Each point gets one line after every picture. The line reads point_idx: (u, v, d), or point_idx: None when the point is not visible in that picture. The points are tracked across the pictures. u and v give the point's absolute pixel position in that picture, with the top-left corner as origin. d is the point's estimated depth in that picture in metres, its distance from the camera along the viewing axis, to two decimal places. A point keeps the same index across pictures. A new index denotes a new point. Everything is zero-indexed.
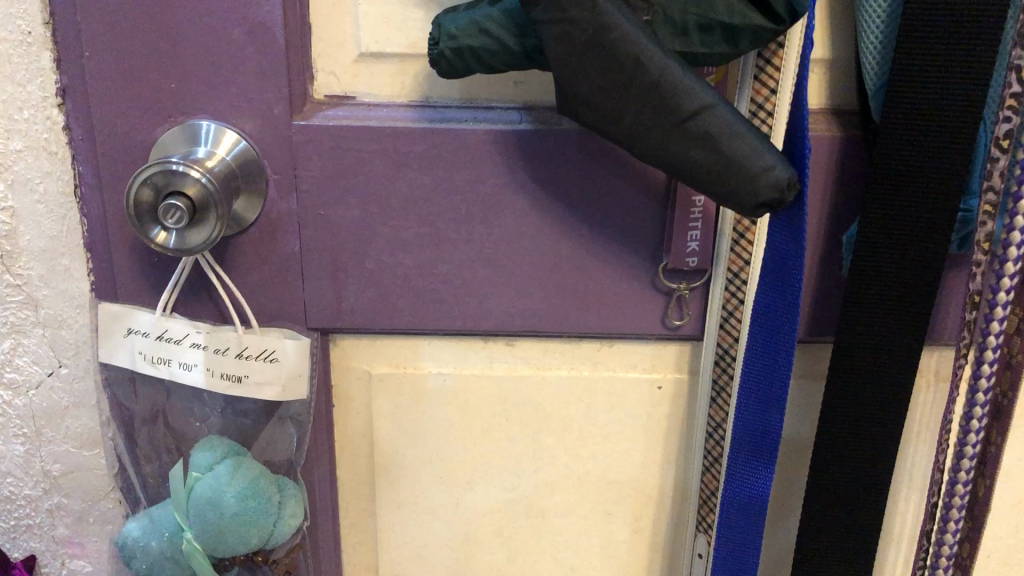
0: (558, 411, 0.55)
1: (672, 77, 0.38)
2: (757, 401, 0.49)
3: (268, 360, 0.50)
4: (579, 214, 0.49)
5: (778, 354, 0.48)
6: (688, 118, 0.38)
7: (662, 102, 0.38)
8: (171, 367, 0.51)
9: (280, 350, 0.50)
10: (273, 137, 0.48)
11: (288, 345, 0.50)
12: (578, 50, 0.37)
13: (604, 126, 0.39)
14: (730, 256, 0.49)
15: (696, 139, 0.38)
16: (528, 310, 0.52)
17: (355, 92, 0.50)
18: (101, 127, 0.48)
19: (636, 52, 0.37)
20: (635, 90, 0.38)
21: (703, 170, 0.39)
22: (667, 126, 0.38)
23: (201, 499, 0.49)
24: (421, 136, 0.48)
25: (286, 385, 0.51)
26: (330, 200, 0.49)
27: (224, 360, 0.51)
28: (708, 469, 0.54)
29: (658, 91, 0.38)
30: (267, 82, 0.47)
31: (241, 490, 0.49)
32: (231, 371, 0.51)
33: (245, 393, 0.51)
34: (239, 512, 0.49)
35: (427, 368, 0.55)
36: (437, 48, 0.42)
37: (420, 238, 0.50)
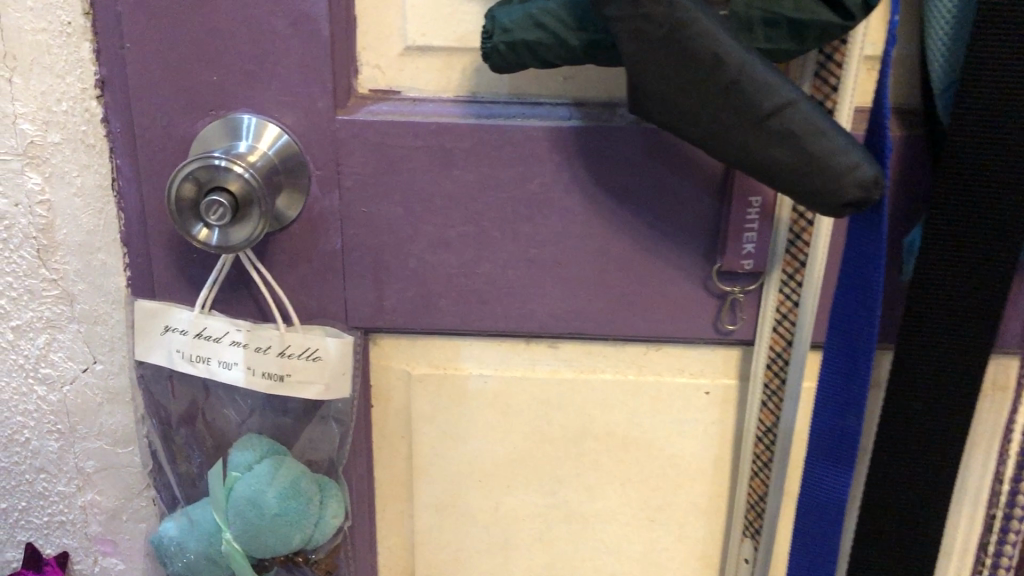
0: (602, 415, 0.54)
1: (752, 73, 0.39)
2: (834, 406, 0.48)
3: (310, 359, 0.49)
4: (630, 214, 0.48)
5: (856, 359, 0.47)
6: (769, 118, 0.39)
7: (743, 102, 0.39)
8: (210, 365, 0.50)
9: (322, 349, 0.49)
10: (315, 132, 0.47)
11: (331, 343, 0.49)
12: (654, 45, 0.39)
13: (684, 127, 0.41)
14: (786, 257, 0.47)
15: (779, 137, 0.39)
16: (574, 312, 0.50)
17: (400, 86, 0.48)
18: (142, 121, 0.47)
19: (714, 48, 0.38)
20: (715, 86, 0.39)
21: (788, 168, 0.40)
22: (749, 123, 0.39)
23: (241, 500, 0.48)
24: (468, 132, 0.46)
25: (329, 384, 0.50)
26: (374, 197, 0.48)
27: (266, 359, 0.49)
28: (757, 473, 0.53)
29: (738, 91, 0.39)
30: (310, 75, 0.46)
31: (282, 490, 0.48)
32: (273, 369, 0.49)
33: (287, 392, 0.50)
34: (280, 513, 0.48)
35: (469, 369, 0.53)
36: (491, 42, 0.41)
37: (464, 237, 0.49)
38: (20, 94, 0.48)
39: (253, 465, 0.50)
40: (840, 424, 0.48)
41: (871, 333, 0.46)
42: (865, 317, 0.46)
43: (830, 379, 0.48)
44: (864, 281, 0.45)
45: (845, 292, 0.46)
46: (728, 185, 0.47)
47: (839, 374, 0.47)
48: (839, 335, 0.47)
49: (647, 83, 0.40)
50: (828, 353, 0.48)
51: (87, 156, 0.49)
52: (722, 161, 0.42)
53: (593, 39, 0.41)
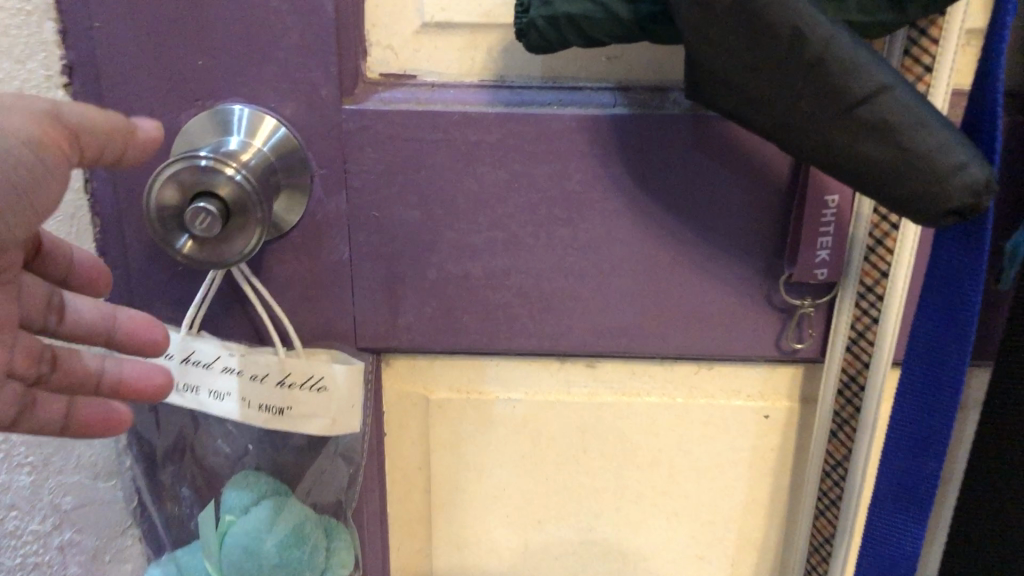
0: (647, 442, 0.48)
1: (839, 51, 0.31)
2: (909, 446, 0.41)
3: (314, 390, 0.43)
4: (681, 216, 0.42)
5: (941, 392, 0.39)
6: (858, 107, 0.31)
7: (825, 86, 0.31)
8: (199, 395, 0.44)
9: (328, 378, 0.42)
10: (319, 124, 0.40)
11: (338, 371, 0.42)
12: (719, 17, 0.31)
13: (753, 116, 0.33)
14: (864, 267, 0.41)
15: (869, 130, 0.31)
16: (617, 328, 0.44)
17: (417, 70, 0.42)
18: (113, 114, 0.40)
19: (793, 21, 0.30)
20: (793, 67, 0.31)
21: (879, 168, 0.32)
22: (833, 113, 0.31)
23: (236, 549, 0.42)
24: (497, 123, 0.40)
25: (335, 418, 0.43)
26: (387, 199, 0.41)
27: (263, 389, 0.43)
28: (822, 512, 0.46)
29: (820, 72, 0.31)
30: (312, 58, 0.39)
31: (282, 538, 0.42)
32: (273, 402, 0.43)
33: (286, 428, 0.43)
34: (280, 564, 0.42)
35: (495, 392, 0.47)
36: (529, 15, 0.35)
37: (491, 244, 0.42)
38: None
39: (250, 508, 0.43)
40: (916, 466, 0.41)
41: (961, 364, 0.39)
42: (952, 346, 0.39)
43: (902, 415, 0.41)
44: (954, 304, 0.38)
45: (926, 316, 0.39)
46: (802, 182, 0.40)
47: (917, 411, 0.40)
48: (917, 366, 0.40)
49: (712, 61, 0.32)
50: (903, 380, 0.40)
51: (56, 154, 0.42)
52: (798, 159, 0.34)
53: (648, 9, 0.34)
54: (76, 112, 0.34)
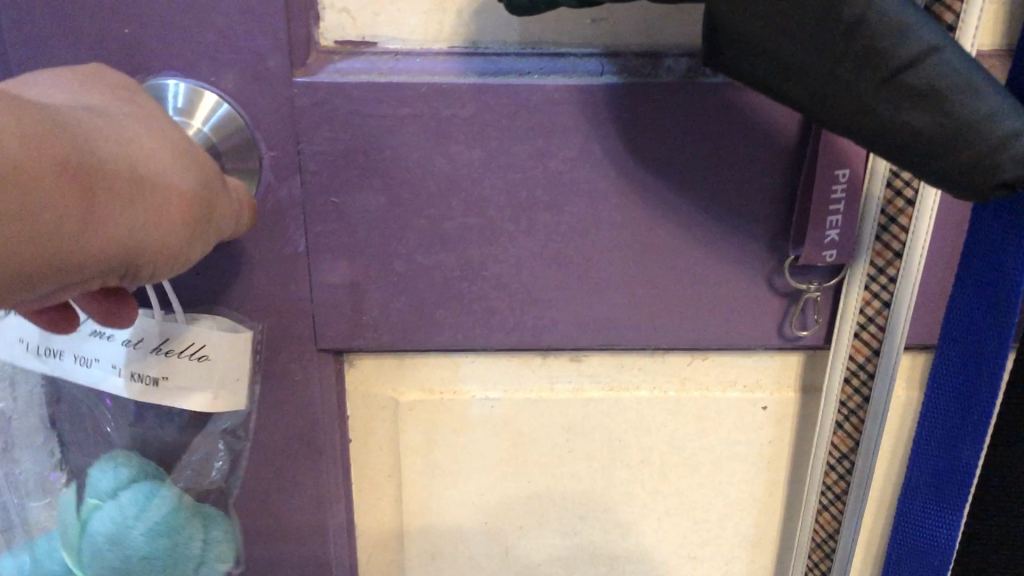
0: (636, 440, 0.44)
1: (884, 10, 0.27)
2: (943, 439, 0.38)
3: (196, 359, 0.37)
4: (675, 196, 0.38)
5: (979, 379, 0.36)
6: (901, 72, 0.27)
7: (868, 49, 0.27)
8: (63, 363, 0.38)
9: (210, 347, 0.37)
10: (266, 100, 0.35)
11: (221, 338, 0.37)
12: None
13: (784, 87, 0.28)
14: (875, 247, 0.38)
15: (914, 99, 0.27)
16: (604, 320, 0.40)
17: (377, 36, 0.36)
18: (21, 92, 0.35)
19: None
20: (831, 30, 0.27)
21: (922, 142, 0.28)
22: (874, 79, 0.27)
23: (98, 538, 0.36)
24: (469, 95, 0.35)
25: (218, 393, 0.38)
26: (349, 184, 0.37)
27: (133, 355, 0.37)
28: (825, 507, 0.43)
29: (862, 34, 0.27)
30: (255, 23, 0.34)
31: (155, 526, 0.37)
32: (146, 370, 0.37)
33: (162, 401, 0.38)
34: (148, 556, 0.36)
35: (470, 392, 0.43)
36: None
37: (465, 232, 0.38)
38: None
39: (119, 493, 0.37)
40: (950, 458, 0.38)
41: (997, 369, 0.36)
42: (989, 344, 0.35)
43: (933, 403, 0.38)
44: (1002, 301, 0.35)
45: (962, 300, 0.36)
46: (812, 151, 0.36)
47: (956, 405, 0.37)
48: (951, 357, 0.37)
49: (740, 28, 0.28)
50: (941, 364, 0.37)
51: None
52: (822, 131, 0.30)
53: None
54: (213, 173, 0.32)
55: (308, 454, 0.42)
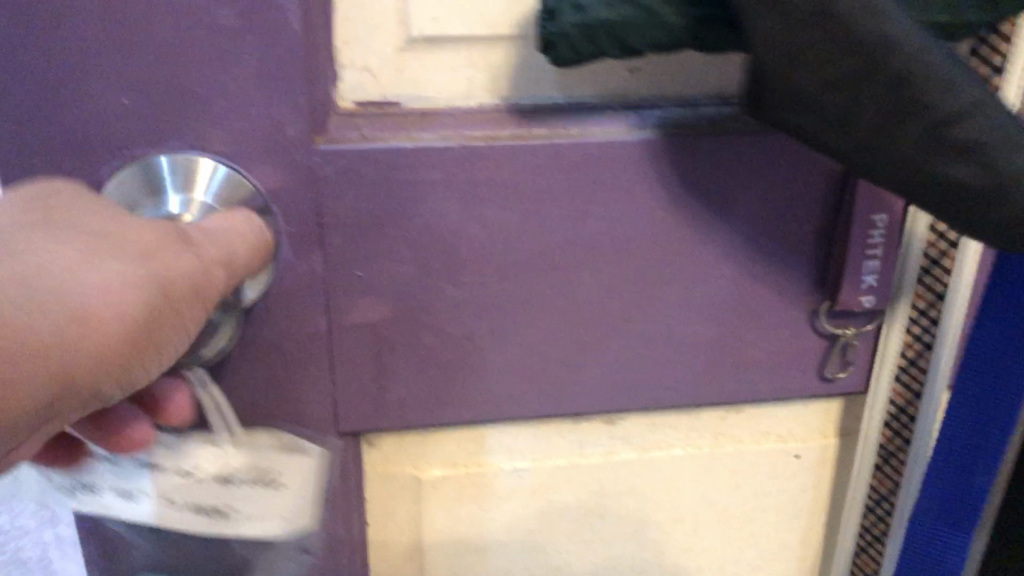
0: (669, 498, 0.42)
1: (932, 59, 0.24)
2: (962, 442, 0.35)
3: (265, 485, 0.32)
4: (716, 250, 0.36)
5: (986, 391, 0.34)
6: (946, 124, 0.25)
7: (914, 99, 0.24)
8: (108, 498, 0.33)
9: (278, 470, 0.33)
10: (284, 169, 0.32)
11: (286, 458, 0.33)
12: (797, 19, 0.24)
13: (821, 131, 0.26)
14: (917, 289, 0.37)
15: (906, 118, 0.25)
16: (645, 380, 0.38)
17: (400, 96, 0.33)
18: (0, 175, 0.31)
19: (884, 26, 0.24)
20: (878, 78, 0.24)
21: (962, 194, 0.26)
22: (918, 129, 0.25)
23: None
24: (506, 156, 0.33)
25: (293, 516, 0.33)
26: (375, 255, 0.34)
27: (194, 486, 0.32)
28: (864, 548, 0.43)
29: (909, 84, 0.24)
30: (273, 88, 0.31)
31: None
32: (209, 501, 0.32)
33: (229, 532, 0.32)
34: None
35: (498, 464, 0.40)
36: (555, 25, 0.26)
37: (499, 298, 0.35)
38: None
39: None
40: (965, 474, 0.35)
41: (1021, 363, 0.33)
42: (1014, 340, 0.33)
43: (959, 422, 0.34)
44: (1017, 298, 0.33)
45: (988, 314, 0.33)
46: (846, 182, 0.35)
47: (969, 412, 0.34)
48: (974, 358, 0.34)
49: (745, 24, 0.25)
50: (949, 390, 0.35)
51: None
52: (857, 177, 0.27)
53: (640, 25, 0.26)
54: (196, 236, 0.27)
55: (330, 545, 0.39)
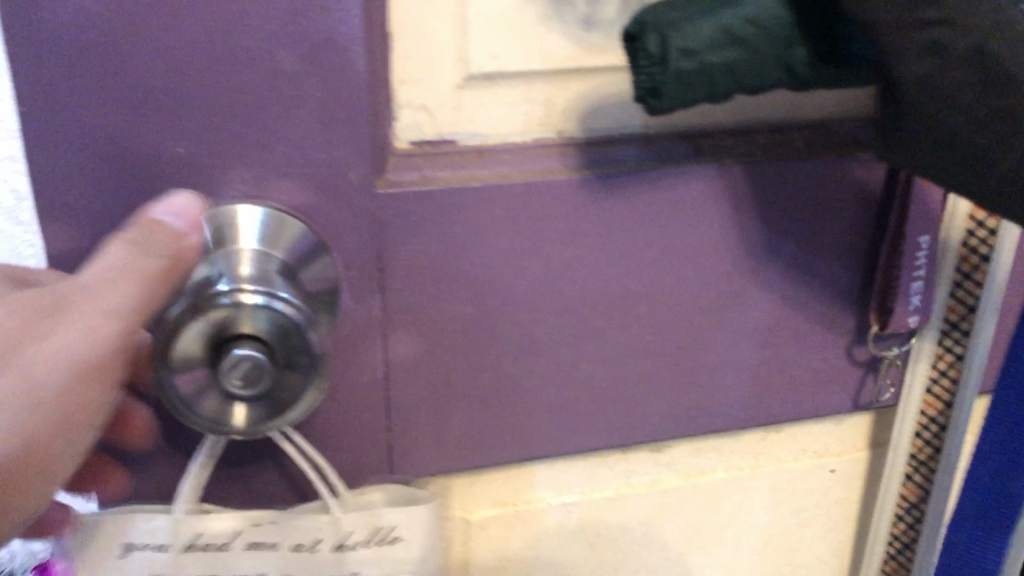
0: (711, 522, 0.42)
1: None
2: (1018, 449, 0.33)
3: (387, 544, 0.32)
4: (768, 275, 0.36)
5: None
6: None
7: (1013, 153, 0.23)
8: None
9: (400, 528, 0.32)
10: (345, 214, 0.31)
11: (407, 515, 0.32)
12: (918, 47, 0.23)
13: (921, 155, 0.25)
14: (950, 303, 0.38)
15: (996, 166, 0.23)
16: (696, 407, 0.38)
17: (457, 134, 0.32)
18: (47, 231, 0.29)
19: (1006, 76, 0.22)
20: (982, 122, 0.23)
21: None
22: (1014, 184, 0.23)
23: None
24: (566, 191, 0.32)
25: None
26: (434, 297, 0.33)
27: (313, 560, 0.32)
28: (893, 557, 0.43)
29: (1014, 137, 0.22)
30: (335, 133, 0.30)
31: None
32: (332, 572, 0.32)
33: None
34: None
35: (546, 499, 0.40)
36: (664, 73, 0.27)
37: (556, 333, 0.35)
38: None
39: None
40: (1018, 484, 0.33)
41: None
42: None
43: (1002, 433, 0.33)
44: None
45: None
46: (903, 204, 0.35)
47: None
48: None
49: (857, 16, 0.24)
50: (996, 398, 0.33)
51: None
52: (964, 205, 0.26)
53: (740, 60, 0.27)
54: (76, 300, 0.26)
55: None
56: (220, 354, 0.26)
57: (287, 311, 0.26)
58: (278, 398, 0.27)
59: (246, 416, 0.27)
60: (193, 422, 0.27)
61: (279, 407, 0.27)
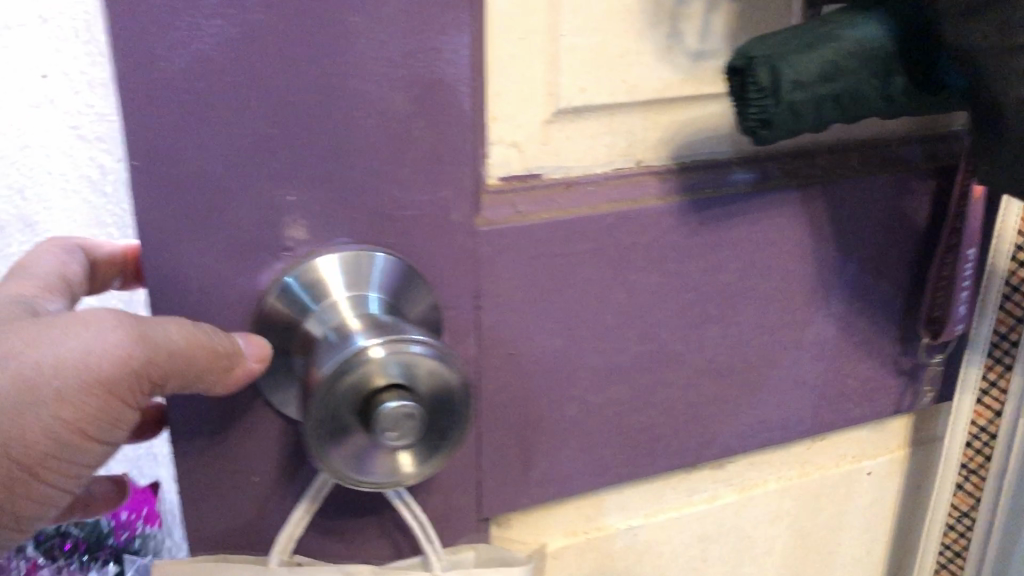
0: (762, 532, 0.43)
1: None
2: None
3: None
4: (829, 291, 0.37)
5: None
6: None
7: None
8: None
9: None
10: (446, 253, 0.31)
11: None
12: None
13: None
14: (998, 316, 0.40)
15: None
16: (760, 423, 0.39)
17: (544, 168, 0.32)
18: (149, 291, 0.28)
19: None
20: None
21: None
22: None
23: None
24: (654, 220, 0.33)
25: None
26: (526, 332, 0.33)
27: None
28: (944, 564, 0.45)
29: None
30: (439, 173, 0.29)
31: None
32: None
33: None
34: None
35: (614, 525, 0.40)
36: (775, 103, 0.28)
37: (638, 360, 0.35)
38: (72, 144, 0.49)
39: None
40: None
41: None
42: None
43: None
44: None
45: None
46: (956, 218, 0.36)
47: None
48: None
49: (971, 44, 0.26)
50: None
51: (59, 281, 0.32)
52: None
53: (849, 88, 0.28)
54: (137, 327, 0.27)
55: None
56: (369, 419, 0.25)
57: (418, 352, 0.26)
58: (437, 432, 0.27)
59: (415, 460, 0.27)
60: (366, 487, 0.27)
61: (440, 436, 0.27)
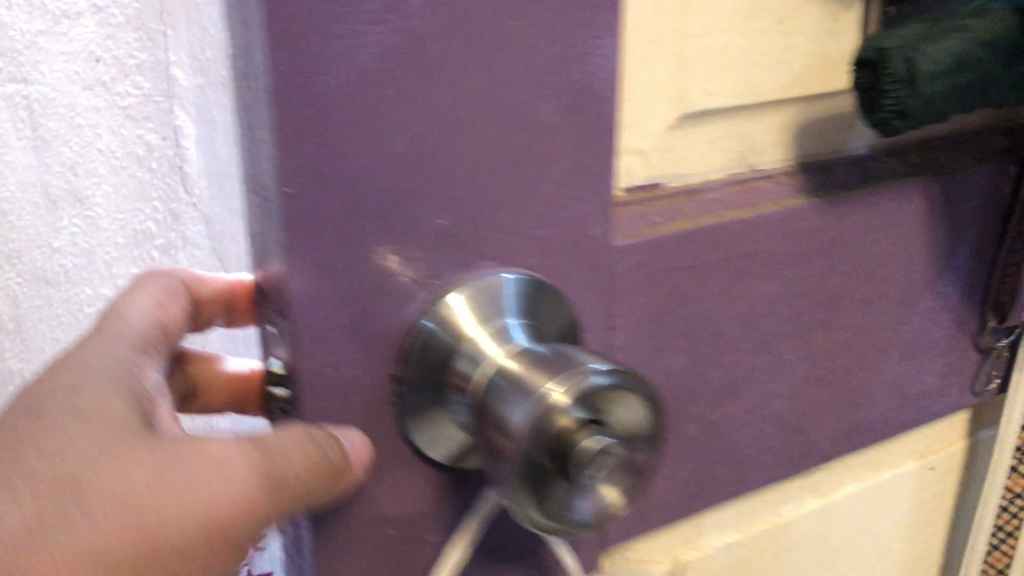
0: (841, 536, 0.42)
1: None
2: None
3: None
4: (918, 289, 0.37)
5: None
6: None
7: None
8: None
9: None
10: (585, 273, 0.29)
11: None
12: None
13: None
14: None
15: None
16: (853, 428, 0.38)
17: (664, 178, 0.31)
18: (291, 334, 0.25)
19: None
20: None
21: None
22: None
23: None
24: (776, 226, 0.32)
25: None
26: (655, 351, 0.31)
27: None
28: (995, 547, 0.45)
29: None
30: (583, 187, 0.28)
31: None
32: None
33: None
34: None
35: (712, 544, 0.38)
36: (912, 90, 0.28)
37: (754, 373, 0.34)
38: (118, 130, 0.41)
39: None
40: None
41: None
42: None
43: None
44: None
45: None
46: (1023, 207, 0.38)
47: None
48: None
49: None
50: None
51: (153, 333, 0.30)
52: None
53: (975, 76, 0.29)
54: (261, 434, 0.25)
55: None
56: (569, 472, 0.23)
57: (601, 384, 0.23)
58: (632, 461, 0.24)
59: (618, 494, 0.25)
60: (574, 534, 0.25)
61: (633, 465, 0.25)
